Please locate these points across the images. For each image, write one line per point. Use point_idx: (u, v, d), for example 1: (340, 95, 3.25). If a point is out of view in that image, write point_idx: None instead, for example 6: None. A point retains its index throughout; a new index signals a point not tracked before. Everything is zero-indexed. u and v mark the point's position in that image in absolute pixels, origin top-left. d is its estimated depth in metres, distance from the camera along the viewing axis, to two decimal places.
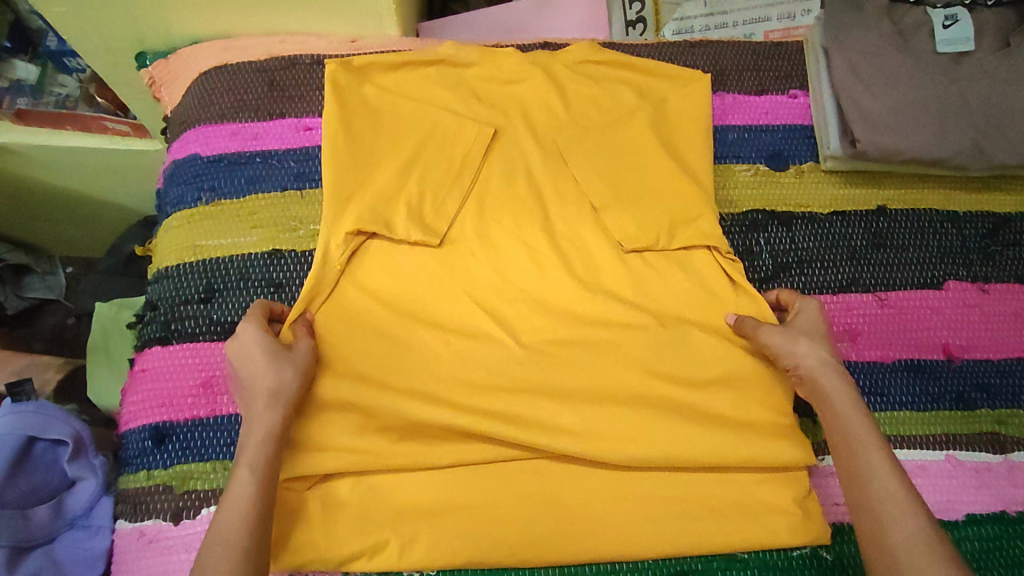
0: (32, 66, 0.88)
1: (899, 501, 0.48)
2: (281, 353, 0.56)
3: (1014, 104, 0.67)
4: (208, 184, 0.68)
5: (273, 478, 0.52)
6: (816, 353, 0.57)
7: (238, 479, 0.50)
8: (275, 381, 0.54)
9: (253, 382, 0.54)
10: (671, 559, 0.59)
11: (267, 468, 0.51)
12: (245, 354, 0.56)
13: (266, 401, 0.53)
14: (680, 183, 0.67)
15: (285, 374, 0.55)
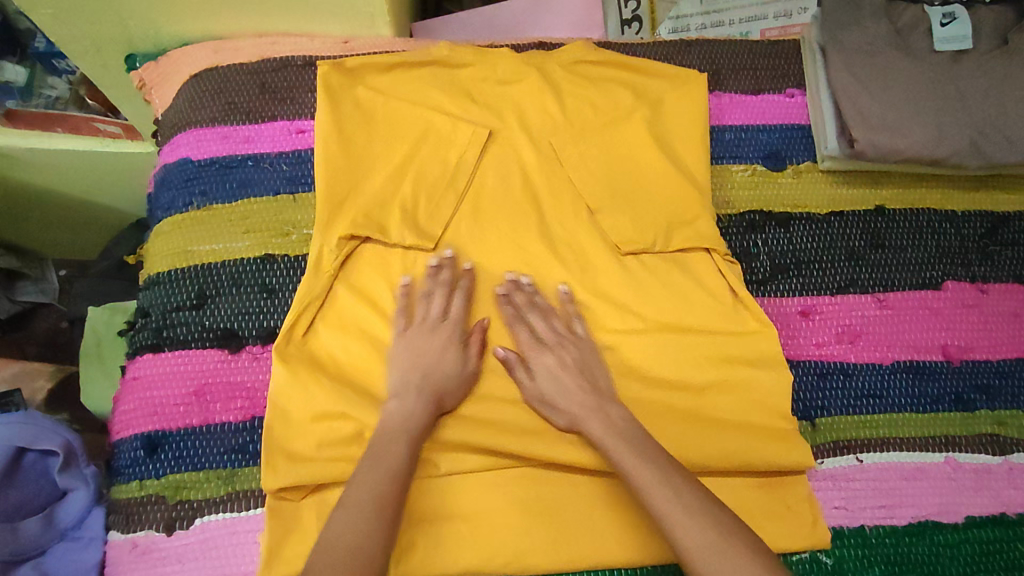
0: (21, 68, 0.87)
1: (712, 544, 0.48)
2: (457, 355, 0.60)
3: (1012, 102, 0.67)
4: (199, 188, 0.67)
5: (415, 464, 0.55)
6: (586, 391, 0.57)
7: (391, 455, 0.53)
8: (444, 380, 0.59)
9: (433, 375, 0.58)
10: (670, 565, 0.58)
11: (414, 450, 0.55)
12: (436, 349, 0.59)
13: (428, 391, 0.57)
14: (676, 184, 0.66)
15: (455, 371, 0.59)
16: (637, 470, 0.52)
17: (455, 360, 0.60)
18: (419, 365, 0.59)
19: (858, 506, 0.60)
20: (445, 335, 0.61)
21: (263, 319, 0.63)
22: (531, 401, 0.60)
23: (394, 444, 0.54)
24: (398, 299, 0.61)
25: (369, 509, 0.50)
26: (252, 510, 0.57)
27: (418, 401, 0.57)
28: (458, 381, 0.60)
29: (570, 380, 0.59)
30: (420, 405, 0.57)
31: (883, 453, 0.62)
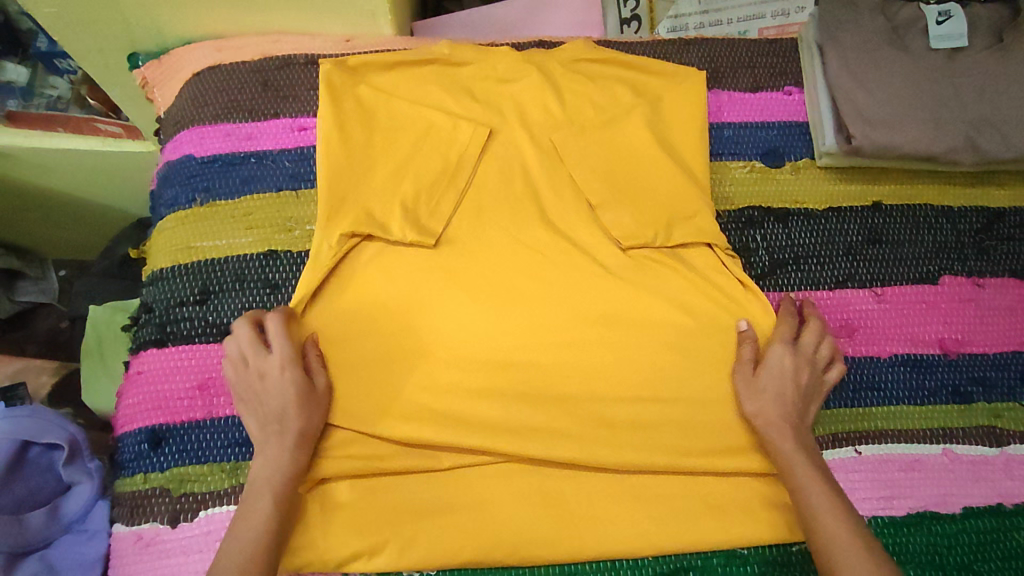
0: (23, 68, 0.88)
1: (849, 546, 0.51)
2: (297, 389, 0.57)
3: (1007, 99, 0.68)
4: (203, 185, 0.68)
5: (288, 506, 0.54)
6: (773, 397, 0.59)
7: (256, 509, 0.52)
8: (298, 417, 0.56)
9: (285, 420, 0.56)
10: (671, 556, 0.59)
11: (284, 503, 0.53)
12: (252, 401, 0.57)
13: (285, 434, 0.55)
14: (676, 180, 0.67)
15: (309, 412, 0.56)
16: (815, 492, 0.54)
17: (304, 400, 0.57)
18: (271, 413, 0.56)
19: (857, 497, 0.61)
20: (265, 382, 0.57)
21: None
22: (533, 395, 0.61)
23: (256, 503, 0.53)
24: (227, 351, 0.58)
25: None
26: None
27: (293, 449, 0.55)
28: (315, 418, 0.57)
29: (789, 391, 0.60)
30: (284, 453, 0.55)
31: (882, 444, 0.63)
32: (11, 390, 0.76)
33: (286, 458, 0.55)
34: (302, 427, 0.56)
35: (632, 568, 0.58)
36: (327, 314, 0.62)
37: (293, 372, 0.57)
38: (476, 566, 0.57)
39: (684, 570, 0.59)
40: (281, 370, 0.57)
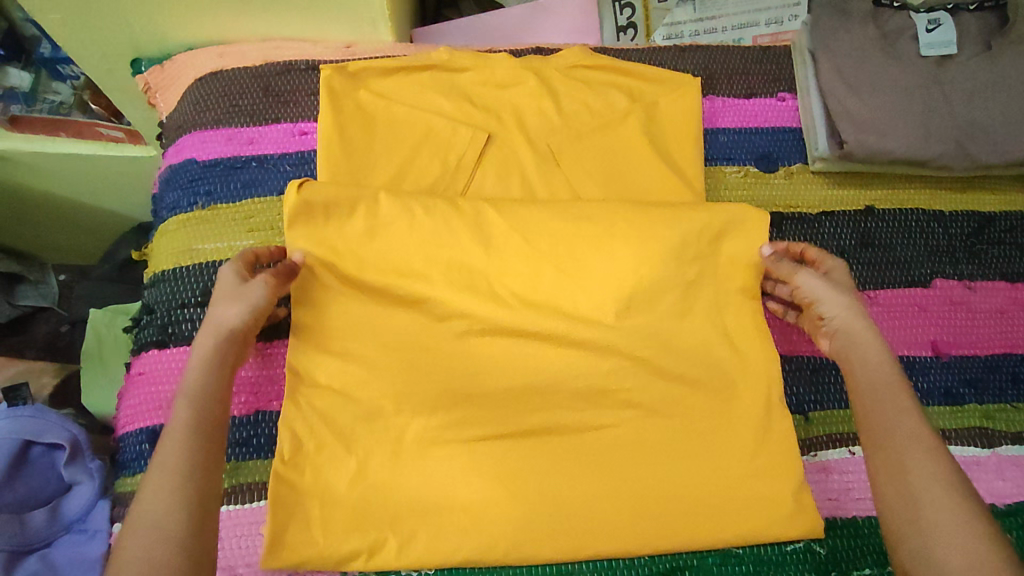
0: (26, 73, 0.88)
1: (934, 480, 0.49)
2: (233, 289, 0.58)
3: (996, 105, 0.69)
4: (204, 188, 0.68)
5: (213, 411, 0.52)
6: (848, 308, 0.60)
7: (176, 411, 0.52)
8: (221, 310, 0.57)
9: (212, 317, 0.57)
10: (667, 555, 0.60)
11: (207, 399, 0.52)
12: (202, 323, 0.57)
13: (217, 331, 0.56)
14: (670, 186, 0.69)
15: (224, 307, 0.57)
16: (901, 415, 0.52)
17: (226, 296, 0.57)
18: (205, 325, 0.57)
19: (850, 498, 0.62)
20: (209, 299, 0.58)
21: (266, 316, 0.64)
22: (530, 395, 0.62)
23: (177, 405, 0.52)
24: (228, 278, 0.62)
25: (165, 482, 0.48)
26: (255, 503, 0.59)
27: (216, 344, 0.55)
28: (240, 311, 0.57)
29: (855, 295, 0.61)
30: (206, 350, 0.55)
31: None
32: (15, 390, 0.77)
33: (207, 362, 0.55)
34: (228, 323, 0.56)
35: (628, 568, 0.60)
36: (329, 316, 0.63)
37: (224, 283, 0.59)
38: (473, 565, 0.58)
39: (680, 569, 0.60)
40: (221, 285, 0.58)
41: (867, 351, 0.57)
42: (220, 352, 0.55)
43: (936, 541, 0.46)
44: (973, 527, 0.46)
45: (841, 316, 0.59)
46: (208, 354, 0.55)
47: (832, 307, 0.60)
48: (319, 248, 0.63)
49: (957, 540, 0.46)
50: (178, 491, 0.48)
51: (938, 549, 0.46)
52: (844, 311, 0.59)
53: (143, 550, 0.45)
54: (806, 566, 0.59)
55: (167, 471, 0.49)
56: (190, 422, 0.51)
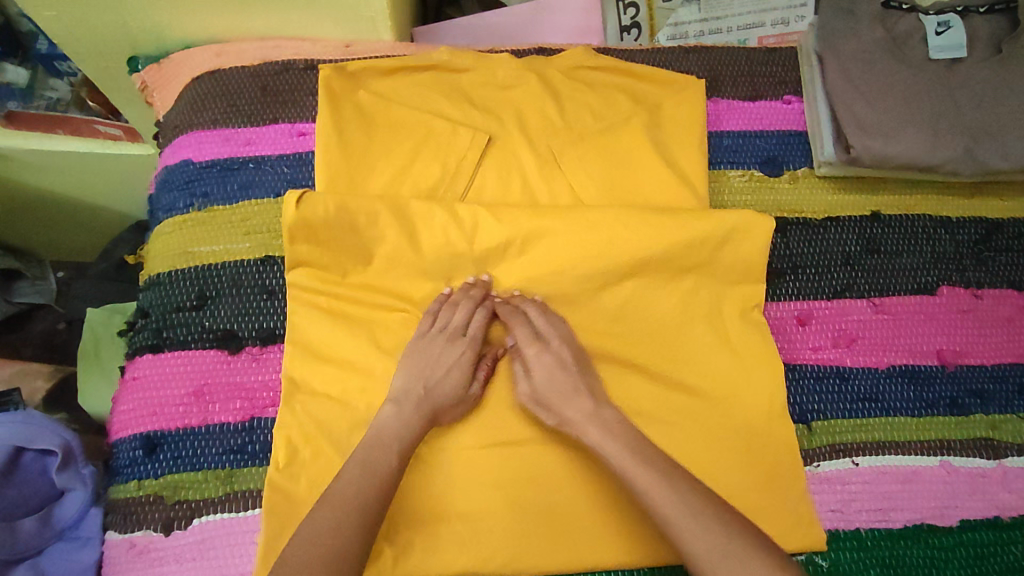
0: (22, 70, 0.87)
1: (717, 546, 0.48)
2: (456, 367, 0.59)
3: (1006, 110, 0.68)
4: (201, 190, 0.67)
5: (393, 478, 0.53)
6: (541, 374, 0.59)
7: (380, 457, 0.53)
8: (439, 390, 0.58)
9: (433, 391, 0.58)
10: (668, 568, 0.59)
11: (399, 465, 0.53)
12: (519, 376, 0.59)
13: (425, 406, 0.57)
14: (673, 191, 0.68)
15: (459, 353, 0.60)
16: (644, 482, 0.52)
17: (461, 352, 0.60)
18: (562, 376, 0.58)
19: (854, 509, 0.61)
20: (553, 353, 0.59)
21: (262, 320, 0.63)
22: (529, 402, 0.61)
23: (382, 453, 0.53)
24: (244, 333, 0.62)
25: (371, 470, 0.52)
26: (248, 511, 0.57)
27: (417, 415, 0.56)
28: (453, 393, 0.58)
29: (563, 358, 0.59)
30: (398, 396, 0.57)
31: (879, 456, 0.63)
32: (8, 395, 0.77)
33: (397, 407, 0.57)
34: (433, 398, 0.58)
35: None
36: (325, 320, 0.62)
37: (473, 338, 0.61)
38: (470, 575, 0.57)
39: None
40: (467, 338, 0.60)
41: (578, 417, 0.57)
42: (416, 425, 0.56)
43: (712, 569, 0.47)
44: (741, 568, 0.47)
45: (528, 388, 0.59)
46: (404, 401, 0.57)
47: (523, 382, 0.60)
48: (314, 248, 0.62)
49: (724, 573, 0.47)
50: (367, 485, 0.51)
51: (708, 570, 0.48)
52: (528, 381, 0.59)
53: (329, 523, 0.48)
54: None
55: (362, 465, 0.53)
56: (374, 479, 0.52)
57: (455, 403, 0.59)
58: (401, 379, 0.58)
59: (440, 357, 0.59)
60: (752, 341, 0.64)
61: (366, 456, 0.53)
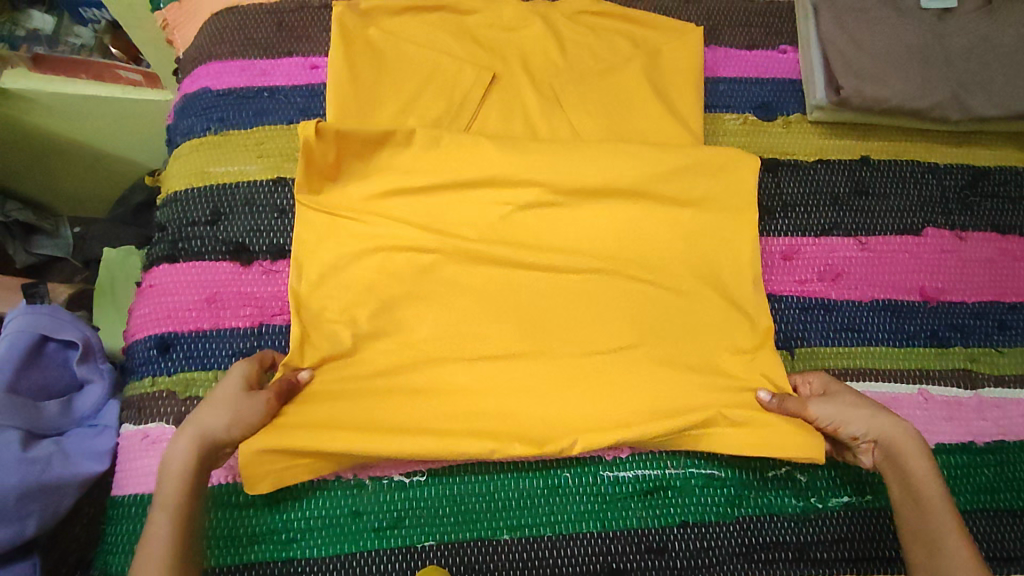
0: (49, 17, 0.95)
1: None
2: (225, 398, 0.55)
3: (992, 58, 0.70)
4: (217, 116, 0.71)
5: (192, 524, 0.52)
6: (878, 420, 0.57)
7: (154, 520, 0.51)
8: (213, 420, 0.54)
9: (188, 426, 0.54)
10: (651, 474, 0.61)
11: (189, 509, 0.52)
12: (839, 407, 0.58)
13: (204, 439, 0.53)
14: (668, 129, 0.71)
15: (202, 411, 0.54)
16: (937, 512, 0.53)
17: (202, 412, 0.54)
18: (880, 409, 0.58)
19: None
20: (844, 390, 0.60)
21: (272, 237, 0.66)
22: (524, 317, 0.64)
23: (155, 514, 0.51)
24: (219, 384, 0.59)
25: (161, 552, 0.49)
26: None
27: (192, 447, 0.53)
28: (229, 420, 0.54)
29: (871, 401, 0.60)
30: (184, 455, 0.53)
31: (858, 381, 0.65)
32: (35, 288, 0.80)
33: (179, 476, 0.52)
34: (206, 428, 0.53)
35: (614, 484, 0.61)
36: (331, 236, 0.65)
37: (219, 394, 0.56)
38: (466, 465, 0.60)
39: (663, 489, 0.61)
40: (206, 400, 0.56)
41: (915, 460, 0.56)
42: (194, 463, 0.53)
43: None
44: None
45: (872, 429, 0.57)
46: (183, 458, 0.53)
47: (860, 424, 0.57)
48: (323, 167, 0.65)
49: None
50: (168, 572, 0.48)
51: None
52: (879, 420, 0.57)
53: None
54: (786, 491, 0.61)
55: (160, 544, 0.50)
56: (173, 531, 0.50)
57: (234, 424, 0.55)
58: (184, 444, 0.53)
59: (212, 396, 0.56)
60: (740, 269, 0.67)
61: (149, 542, 0.50)
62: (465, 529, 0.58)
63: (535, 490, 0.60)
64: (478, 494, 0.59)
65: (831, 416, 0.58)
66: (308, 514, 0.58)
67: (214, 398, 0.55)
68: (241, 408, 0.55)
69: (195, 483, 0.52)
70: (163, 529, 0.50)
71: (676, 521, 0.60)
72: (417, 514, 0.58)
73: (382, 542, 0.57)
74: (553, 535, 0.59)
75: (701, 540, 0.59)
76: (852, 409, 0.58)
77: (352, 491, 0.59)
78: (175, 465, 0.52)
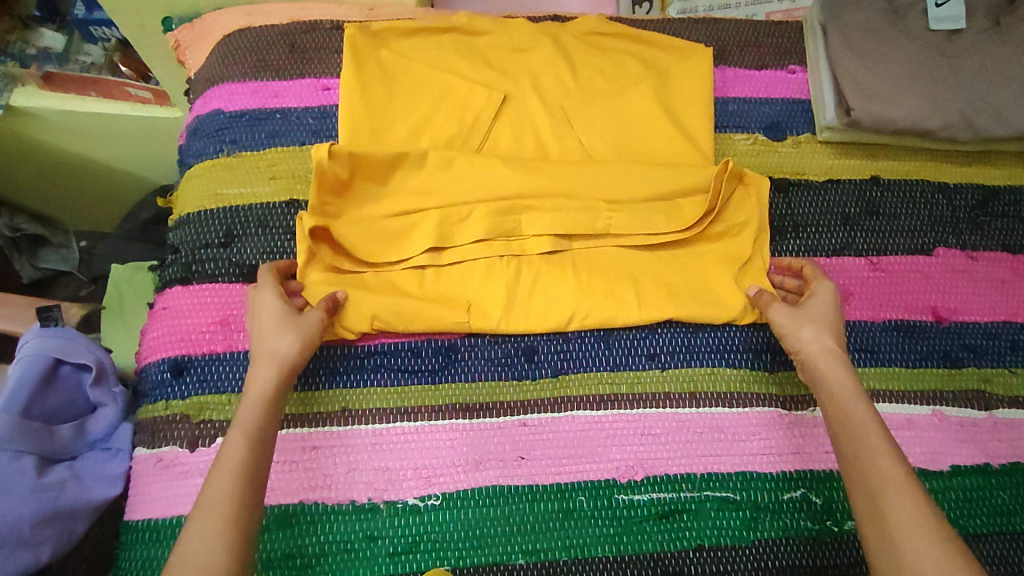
0: (59, 35, 0.94)
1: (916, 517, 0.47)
2: (283, 320, 0.58)
3: (1001, 79, 0.70)
4: (230, 137, 0.71)
5: (267, 442, 0.53)
6: (820, 340, 0.59)
7: (230, 439, 0.51)
8: (278, 343, 0.57)
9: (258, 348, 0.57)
10: (667, 498, 0.61)
11: (265, 427, 0.53)
12: (796, 315, 0.61)
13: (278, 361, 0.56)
14: (679, 149, 0.71)
15: (272, 372, 0.56)
16: (867, 431, 0.53)
17: (270, 377, 0.55)
18: (831, 332, 0.60)
19: None
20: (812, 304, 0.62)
21: (286, 258, 0.66)
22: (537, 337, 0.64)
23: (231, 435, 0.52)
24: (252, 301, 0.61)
25: (230, 469, 0.50)
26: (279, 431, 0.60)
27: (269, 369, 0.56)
28: (296, 340, 0.57)
29: (835, 325, 0.61)
30: (267, 379, 0.55)
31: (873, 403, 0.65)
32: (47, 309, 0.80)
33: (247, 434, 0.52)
34: (284, 353, 0.56)
35: (628, 507, 0.60)
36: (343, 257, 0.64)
37: (279, 357, 0.56)
38: (481, 488, 0.60)
39: (679, 512, 0.60)
40: (263, 357, 0.56)
41: (844, 381, 0.56)
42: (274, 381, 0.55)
43: (887, 510, 0.48)
44: (912, 494, 0.48)
45: (808, 348, 0.59)
46: (266, 383, 0.55)
47: (798, 339, 0.60)
48: (334, 188, 0.65)
49: (906, 508, 0.48)
50: (226, 527, 0.47)
51: (879, 496, 0.49)
52: (817, 340, 0.59)
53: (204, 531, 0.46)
54: (801, 514, 0.61)
55: (230, 463, 0.50)
56: (248, 449, 0.51)
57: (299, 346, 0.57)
58: (259, 405, 0.54)
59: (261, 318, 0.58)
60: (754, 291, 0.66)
61: (224, 460, 0.50)
62: (480, 554, 0.58)
63: (550, 514, 0.59)
64: (493, 518, 0.59)
65: (782, 329, 0.61)
66: (323, 539, 0.57)
67: (279, 361, 0.56)
68: (298, 326, 0.58)
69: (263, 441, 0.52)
70: (240, 448, 0.51)
71: (692, 545, 0.59)
72: (431, 539, 0.58)
73: (396, 566, 0.57)
74: (568, 560, 0.58)
75: (716, 564, 0.59)
76: (809, 324, 0.60)
77: (367, 515, 0.58)
78: (246, 418, 0.53)
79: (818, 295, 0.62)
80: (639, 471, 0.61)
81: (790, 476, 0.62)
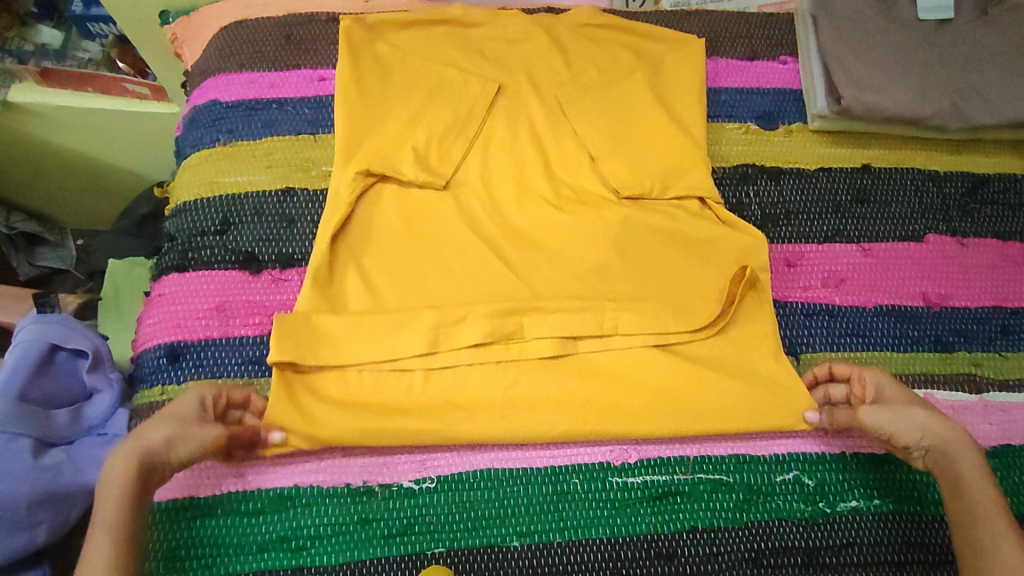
0: (57, 32, 0.94)
1: None
2: (179, 424, 0.53)
3: (989, 68, 0.71)
4: (226, 128, 0.71)
5: (134, 545, 0.49)
6: (929, 424, 0.56)
7: (93, 542, 0.48)
8: (161, 443, 0.52)
9: (137, 439, 0.52)
10: (660, 481, 0.61)
11: (128, 527, 0.49)
12: (894, 410, 0.57)
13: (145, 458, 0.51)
14: (673, 138, 0.71)
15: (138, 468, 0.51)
16: (992, 519, 0.52)
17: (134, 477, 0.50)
18: (926, 413, 0.57)
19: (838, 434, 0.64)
20: (890, 394, 0.60)
21: (283, 246, 0.67)
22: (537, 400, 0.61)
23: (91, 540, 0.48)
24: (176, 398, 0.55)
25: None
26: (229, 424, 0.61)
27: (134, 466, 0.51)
28: (167, 435, 0.52)
29: (919, 403, 0.59)
30: (123, 474, 0.50)
31: None
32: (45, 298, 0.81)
33: (117, 536, 0.49)
34: (156, 450, 0.51)
35: (623, 489, 0.61)
36: (334, 265, 0.64)
37: (147, 458, 0.51)
38: (476, 471, 0.60)
39: (672, 495, 0.61)
40: (132, 450, 0.51)
41: (967, 465, 0.55)
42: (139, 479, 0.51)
43: None
44: None
45: (926, 435, 0.56)
46: (125, 473, 0.50)
47: (913, 431, 0.56)
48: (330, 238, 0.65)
49: None
50: None
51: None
52: (930, 424, 0.56)
53: None
54: (794, 496, 0.61)
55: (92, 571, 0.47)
56: (113, 554, 0.48)
57: (173, 446, 0.52)
58: (120, 502, 0.49)
59: (160, 417, 0.53)
60: (746, 295, 0.66)
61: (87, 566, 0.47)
62: (475, 535, 0.58)
63: (544, 496, 0.60)
64: (487, 500, 0.59)
65: (889, 423, 0.57)
66: (317, 521, 0.58)
67: (145, 459, 0.51)
68: (186, 430, 0.53)
69: (136, 544, 0.50)
70: (102, 552, 0.48)
71: (685, 526, 0.60)
72: (426, 521, 0.58)
73: (392, 548, 0.57)
74: (563, 542, 0.58)
75: (709, 546, 0.59)
76: (908, 411, 0.57)
77: (362, 498, 0.59)
78: (109, 519, 0.49)
79: (880, 387, 0.61)
80: (632, 454, 0.62)
81: (783, 458, 0.63)
